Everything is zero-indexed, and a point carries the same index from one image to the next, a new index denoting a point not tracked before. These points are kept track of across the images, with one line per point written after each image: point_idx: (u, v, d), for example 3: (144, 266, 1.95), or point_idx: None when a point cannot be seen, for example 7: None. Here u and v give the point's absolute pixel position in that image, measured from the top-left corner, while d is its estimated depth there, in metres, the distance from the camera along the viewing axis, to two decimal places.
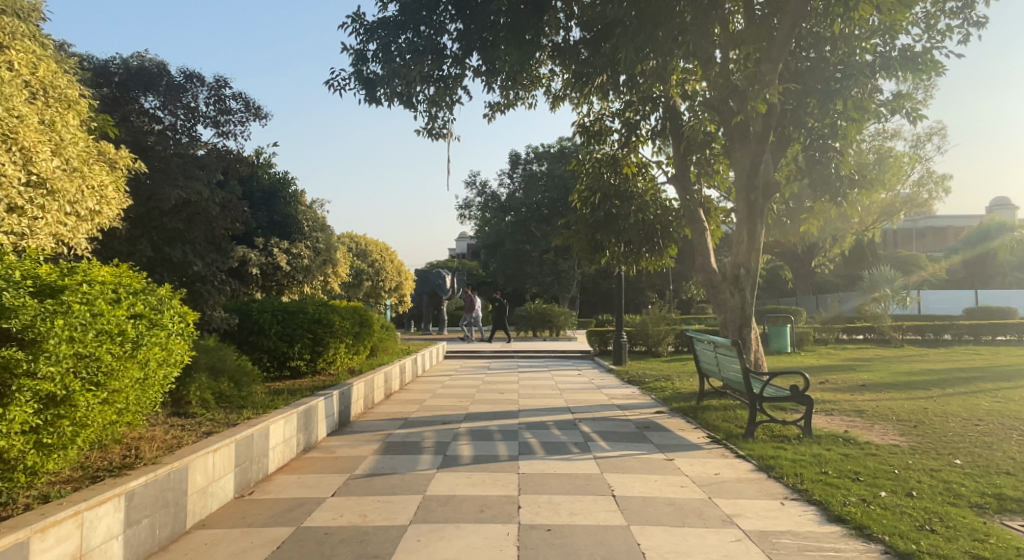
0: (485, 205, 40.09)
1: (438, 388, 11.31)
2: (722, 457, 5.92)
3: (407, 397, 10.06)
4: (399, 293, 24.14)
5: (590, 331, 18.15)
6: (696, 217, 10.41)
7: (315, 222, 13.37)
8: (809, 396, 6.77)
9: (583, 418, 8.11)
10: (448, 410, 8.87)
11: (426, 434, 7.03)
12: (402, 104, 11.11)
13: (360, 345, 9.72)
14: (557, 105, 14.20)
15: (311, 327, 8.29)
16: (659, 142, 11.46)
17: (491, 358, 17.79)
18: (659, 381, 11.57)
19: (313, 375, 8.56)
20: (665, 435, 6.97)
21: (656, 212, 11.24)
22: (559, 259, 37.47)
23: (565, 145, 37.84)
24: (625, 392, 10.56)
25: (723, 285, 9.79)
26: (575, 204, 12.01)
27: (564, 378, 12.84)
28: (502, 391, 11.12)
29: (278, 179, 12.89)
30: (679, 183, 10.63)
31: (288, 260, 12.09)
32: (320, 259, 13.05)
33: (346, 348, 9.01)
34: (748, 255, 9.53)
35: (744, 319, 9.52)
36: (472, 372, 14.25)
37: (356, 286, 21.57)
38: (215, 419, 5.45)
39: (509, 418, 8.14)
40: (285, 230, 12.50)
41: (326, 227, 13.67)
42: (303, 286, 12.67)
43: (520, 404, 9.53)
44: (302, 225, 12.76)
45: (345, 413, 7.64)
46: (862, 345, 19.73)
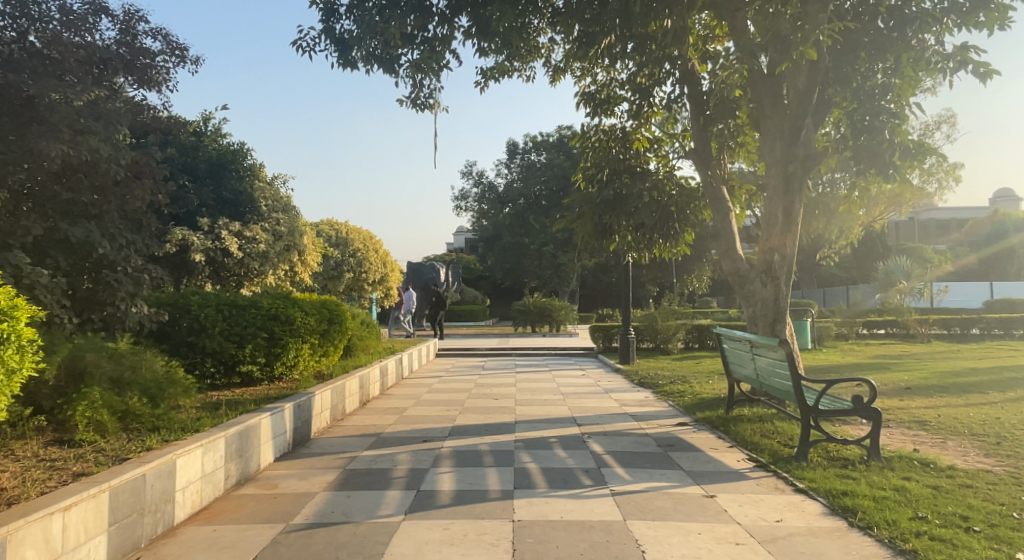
0: (482, 196, 38.82)
1: (424, 392, 9.94)
2: (777, 493, 4.56)
3: (387, 405, 8.70)
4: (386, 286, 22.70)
5: (594, 327, 16.82)
6: (719, 197, 9.06)
7: (274, 201, 11.95)
8: (878, 410, 5.41)
9: (593, 433, 6.75)
10: (431, 422, 7.50)
11: (399, 458, 5.66)
12: (382, 69, 9.76)
13: (331, 345, 8.31)
14: (558, 77, 12.81)
15: (264, 324, 6.96)
16: (674, 110, 10.01)
17: (487, 356, 16.45)
18: (675, 383, 10.22)
19: (267, 381, 7.23)
20: (696, 458, 5.61)
21: (673, 191, 9.78)
22: (559, 251, 36.18)
23: (564, 134, 36.58)
24: (638, 398, 9.20)
25: (755, 274, 8.41)
26: (577, 182, 10.62)
27: (568, 379, 11.48)
28: (497, 396, 9.77)
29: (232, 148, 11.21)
30: (699, 157, 9.28)
31: (238, 244, 10.85)
32: (281, 244, 11.66)
33: (310, 348, 7.65)
34: (783, 238, 8.14)
35: (778, 313, 8.14)
36: (465, 372, 12.87)
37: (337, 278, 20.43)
38: (103, 451, 4.09)
39: (503, 433, 6.79)
40: (236, 209, 11.25)
41: (289, 207, 12.25)
42: (260, 275, 11.38)
43: (517, 413, 8.18)
44: (257, 203, 11.52)
45: (302, 430, 6.26)
46: (886, 339, 18.41)
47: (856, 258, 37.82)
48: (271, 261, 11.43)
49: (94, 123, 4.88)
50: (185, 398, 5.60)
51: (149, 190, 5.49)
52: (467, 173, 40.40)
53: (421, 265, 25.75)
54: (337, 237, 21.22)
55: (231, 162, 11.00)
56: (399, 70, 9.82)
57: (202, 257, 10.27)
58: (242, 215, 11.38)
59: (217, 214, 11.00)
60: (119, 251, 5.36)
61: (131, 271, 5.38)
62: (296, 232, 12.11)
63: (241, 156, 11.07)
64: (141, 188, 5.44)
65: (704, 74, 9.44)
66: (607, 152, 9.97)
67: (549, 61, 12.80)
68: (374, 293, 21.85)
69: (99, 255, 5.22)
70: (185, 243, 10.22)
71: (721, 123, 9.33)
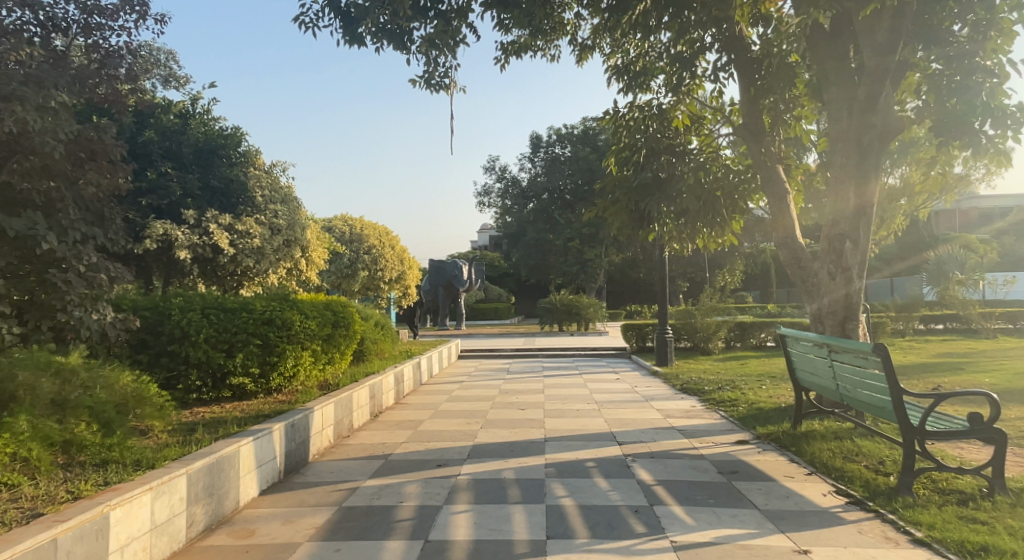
0: (505, 191, 37.88)
1: (443, 401, 9.00)
2: (892, 548, 3.51)
3: (401, 417, 7.78)
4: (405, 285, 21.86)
5: (626, 325, 15.78)
6: (775, 179, 8.03)
7: (273, 190, 10.76)
8: (1004, 431, 4.32)
9: (639, 454, 5.74)
10: (450, 439, 6.56)
11: (408, 491, 4.72)
12: (392, 45, 8.80)
13: (337, 350, 7.37)
14: (585, 56, 11.77)
15: (257, 330, 6.05)
16: (720, 82, 8.87)
17: (513, 357, 15.50)
18: (724, 391, 9.14)
19: (262, 394, 6.34)
20: (770, 492, 4.57)
21: (718, 173, 8.70)
22: (586, 247, 35.00)
23: (589, 126, 35.43)
24: (683, 408, 8.15)
25: (821, 262, 7.44)
26: (608, 167, 9.59)
27: (602, 384, 10.47)
28: (525, 404, 8.79)
29: (223, 134, 10.36)
30: (750, 132, 8.34)
31: (230, 239, 9.80)
32: (279, 239, 10.49)
33: (312, 355, 6.73)
34: (856, 223, 7.16)
35: (849, 308, 7.23)
36: (489, 376, 11.89)
37: (352, 277, 19.61)
38: (20, 500, 3.19)
39: (533, 454, 5.82)
40: (228, 199, 10.26)
41: (289, 198, 10.99)
42: (255, 273, 10.31)
43: (548, 427, 7.20)
44: (250, 193, 10.36)
45: (298, 454, 5.35)
46: (947, 337, 17.00)
47: (900, 249, 36.23)
48: (267, 259, 10.31)
49: (23, 88, 4.03)
50: (154, 421, 4.71)
51: (107, 173, 4.70)
52: (490, 168, 39.51)
53: (443, 262, 24.97)
54: (351, 233, 20.26)
55: (220, 147, 10.16)
56: (411, 46, 8.85)
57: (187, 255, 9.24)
58: (234, 207, 10.28)
59: (205, 205, 9.88)
60: (72, 247, 4.49)
61: (84, 270, 4.54)
62: (297, 225, 10.90)
63: (231, 140, 10.20)
64: (96, 170, 4.64)
65: (753, 37, 8.39)
66: (640, 131, 8.91)
67: (574, 39, 11.75)
68: (392, 292, 20.93)
69: (46, 251, 4.37)
70: (167, 238, 9.21)
71: (774, 95, 8.34)
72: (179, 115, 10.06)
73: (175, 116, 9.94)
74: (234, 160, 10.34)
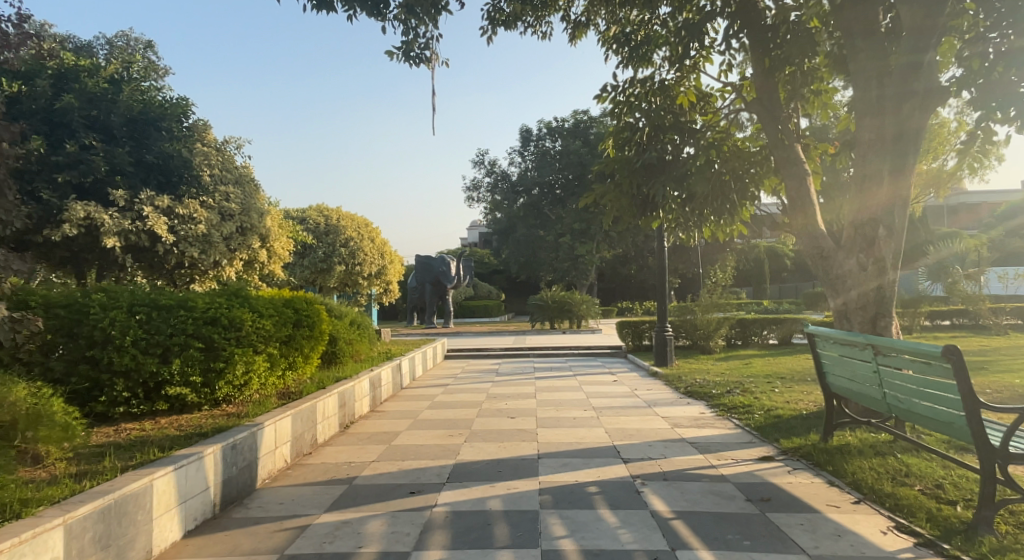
0: (495, 185, 36.95)
1: (424, 408, 8.10)
2: None
3: (375, 429, 6.89)
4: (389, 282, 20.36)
5: (621, 323, 14.92)
6: (793, 159, 7.22)
7: (223, 169, 9.70)
8: None
9: (650, 476, 4.89)
10: (429, 455, 5.67)
11: (372, 530, 3.84)
12: (365, 11, 7.46)
13: (304, 352, 6.48)
14: (579, 34, 10.85)
15: (198, 330, 5.15)
16: (729, 54, 8.06)
17: (502, 357, 14.62)
18: (734, 395, 8.31)
19: (207, 406, 5.42)
20: (817, 530, 3.72)
21: (728, 154, 7.85)
22: (577, 243, 33.41)
23: (580, 119, 34.62)
24: (692, 415, 7.28)
25: (848, 250, 6.66)
26: (606, 149, 8.67)
27: (599, 388, 9.60)
28: (515, 411, 7.91)
29: (164, 103, 8.88)
30: (766, 107, 7.51)
31: (171, 225, 8.70)
32: (229, 225, 9.49)
33: (269, 360, 5.79)
34: (890, 206, 6.42)
35: (880, 303, 6.47)
36: (476, 379, 11.01)
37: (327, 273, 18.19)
38: None
39: (525, 476, 4.94)
40: (166, 177, 8.96)
41: (243, 179, 9.99)
42: (205, 265, 9.32)
43: (542, 438, 6.34)
44: (192, 170, 9.11)
45: (242, 479, 4.44)
46: (955, 335, 16.34)
47: None
48: (218, 249, 9.29)
49: None
50: (49, 445, 3.75)
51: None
52: (478, 162, 38.59)
53: (430, 257, 24.12)
54: (326, 224, 18.33)
55: (160, 118, 8.80)
56: (386, 11, 7.49)
57: (118, 243, 8.12)
58: (172, 186, 9.03)
59: (137, 183, 8.59)
60: None
61: None
62: (251, 211, 9.95)
63: (171, 110, 8.82)
64: None
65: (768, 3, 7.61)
66: (642, 108, 7.99)
67: (567, 16, 10.83)
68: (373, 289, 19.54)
69: None
70: (92, 221, 7.99)
71: (791, 66, 7.50)
72: (110, 81, 8.61)
73: (105, 80, 8.46)
74: (175, 135, 8.96)
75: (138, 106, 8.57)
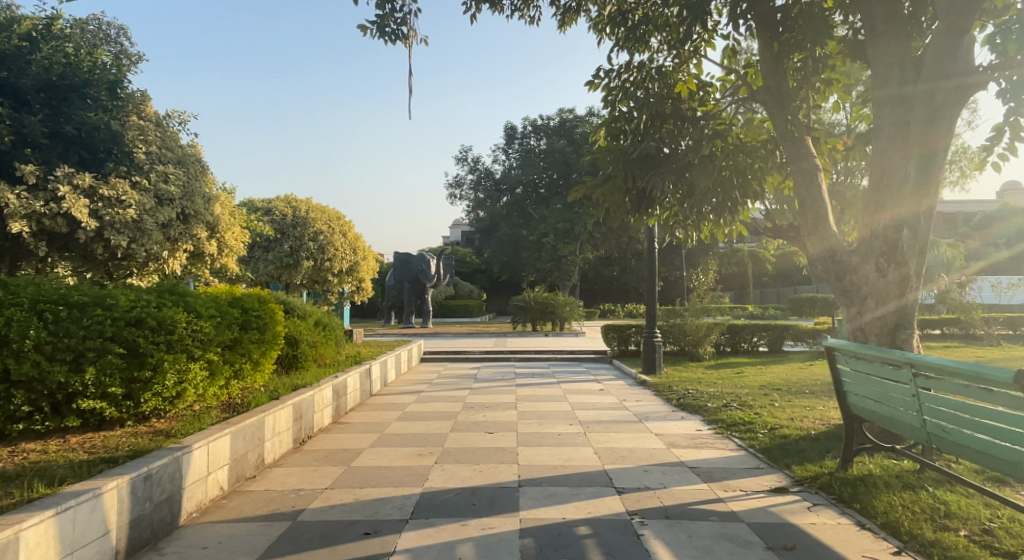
0: (478, 183, 36.09)
1: (392, 419, 7.34)
2: None
3: (335, 444, 6.11)
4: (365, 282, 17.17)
5: (606, 327, 14.25)
6: (803, 152, 6.55)
7: (155, 142, 7.06)
8: None
9: (650, 512, 4.18)
10: (392, 480, 4.91)
11: None
12: None
13: (255, 359, 5.69)
14: (568, 20, 10.10)
15: (118, 333, 4.35)
16: (734, 38, 7.38)
17: (481, 361, 13.87)
18: (731, 409, 7.65)
19: (130, 422, 4.64)
20: None
21: (732, 146, 7.15)
22: (560, 243, 32.63)
23: (567, 117, 33.93)
24: (688, 433, 6.57)
25: (866, 254, 6.01)
26: (597, 139, 7.93)
27: (585, 398, 8.88)
28: (493, 424, 7.17)
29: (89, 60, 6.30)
30: (775, 96, 6.82)
31: (96, 212, 6.42)
32: (171, 213, 7.05)
33: (208, 368, 4.98)
34: (915, 206, 5.76)
35: (901, 313, 5.82)
36: (453, 385, 10.25)
37: (293, 268, 15.15)
38: None
39: (502, 511, 4.21)
40: (71, 149, 6.33)
41: (175, 155, 7.23)
42: (139, 260, 7.04)
43: (523, 459, 5.61)
44: (105, 146, 6.46)
45: (156, 517, 3.66)
46: (948, 345, 15.91)
47: None
48: (155, 239, 6.94)
49: None
50: None
51: None
52: (461, 159, 37.76)
53: (410, 255, 23.28)
54: (295, 216, 15.54)
55: (85, 83, 6.23)
56: None
57: (25, 230, 5.99)
58: (98, 164, 6.58)
59: (53, 158, 6.18)
60: None
61: None
62: (194, 194, 7.38)
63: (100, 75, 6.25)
64: None
65: None
66: (637, 95, 7.29)
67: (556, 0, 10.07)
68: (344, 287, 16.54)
69: None
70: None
71: (803, 54, 6.83)
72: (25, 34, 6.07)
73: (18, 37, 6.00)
74: (83, 96, 6.21)
75: (56, 67, 6.01)
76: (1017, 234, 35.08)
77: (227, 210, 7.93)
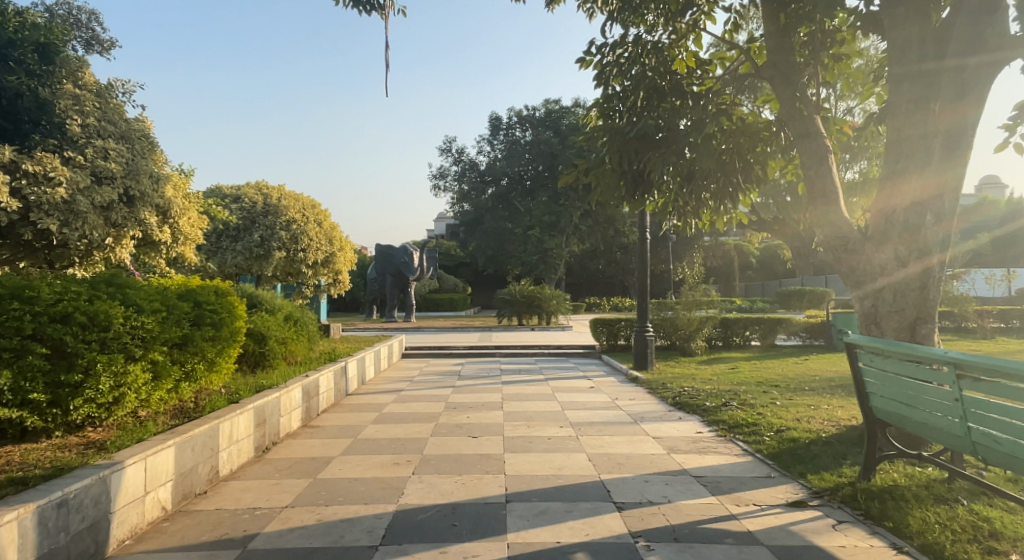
0: (462, 174, 35.39)
1: (368, 422, 6.77)
2: None
3: (302, 452, 5.53)
4: (342, 274, 16.42)
5: (595, 321, 13.76)
6: (813, 132, 6.04)
7: (95, 113, 6.26)
8: None
9: (656, 534, 3.67)
10: (364, 496, 4.35)
11: None
12: None
13: (211, 359, 5.07)
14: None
15: (38, 330, 3.76)
16: (736, 12, 6.87)
17: (465, 357, 13.30)
18: (731, 409, 7.15)
19: (59, 433, 4.03)
20: None
21: (735, 125, 6.63)
22: (546, 235, 32.03)
23: (553, 108, 33.37)
24: (689, 437, 6.06)
25: (881, 240, 5.54)
26: (589, 120, 7.37)
27: (575, 397, 8.36)
28: (478, 426, 6.60)
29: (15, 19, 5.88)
30: (783, 72, 6.30)
31: (16, 187, 5.64)
32: (109, 192, 6.18)
33: (151, 370, 4.37)
34: (940, 189, 5.29)
35: (921, 306, 5.34)
36: (435, 383, 9.68)
37: (264, 258, 14.43)
38: None
39: (487, 533, 3.68)
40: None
41: (118, 127, 6.45)
42: (76, 247, 6.19)
43: (511, 468, 5.06)
44: (27, 110, 5.87)
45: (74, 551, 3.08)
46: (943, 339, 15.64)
47: None
48: (93, 222, 6.06)
49: None
50: None
51: None
52: (445, 151, 37.09)
53: (392, 247, 22.66)
54: (266, 204, 14.81)
55: (9, 44, 5.79)
56: None
57: None
58: (24, 136, 5.97)
59: None
60: None
61: None
62: (141, 172, 6.50)
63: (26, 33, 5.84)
64: None
65: None
66: (633, 72, 6.73)
67: None
68: (319, 279, 15.83)
69: None
70: None
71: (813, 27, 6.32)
72: None
73: None
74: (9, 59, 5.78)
75: None
76: (999, 227, 35.38)
77: (180, 192, 7.20)
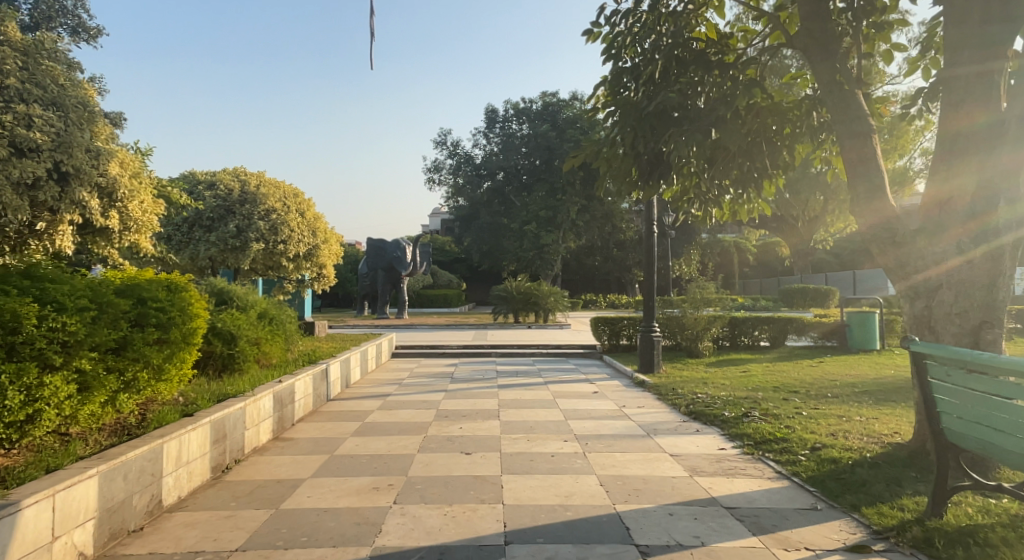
0: (457, 168, 34.52)
1: (347, 434, 6.01)
2: None
3: (268, 472, 4.77)
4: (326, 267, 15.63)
5: (596, 319, 13.03)
6: (855, 109, 5.29)
7: (17, 73, 5.49)
8: None
9: None
10: (333, 533, 3.61)
11: None
12: None
13: (158, 368, 4.30)
14: None
15: None
16: None
17: (458, 357, 12.54)
18: (753, 420, 6.42)
19: None
20: None
21: (762, 103, 5.87)
22: (542, 231, 31.29)
23: (550, 100, 32.57)
24: (711, 455, 5.33)
25: (938, 232, 4.80)
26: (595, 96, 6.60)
27: (579, 404, 7.62)
28: (471, 440, 5.85)
29: None
30: (820, 43, 5.53)
31: None
32: (32, 164, 5.40)
33: (77, 382, 3.61)
34: (1011, 172, 4.55)
35: (989, 308, 4.60)
36: (426, 386, 8.93)
37: (241, 250, 13.60)
38: None
39: None
40: None
41: (46, 91, 5.66)
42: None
43: (509, 494, 4.32)
44: None
45: None
46: None
47: None
48: (12, 199, 5.28)
49: None
50: None
51: None
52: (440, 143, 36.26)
53: (384, 241, 21.90)
54: (243, 192, 13.93)
55: None
56: None
57: None
58: None
59: None
60: None
61: None
62: (75, 144, 5.71)
63: None
64: None
65: None
66: (645, 41, 5.96)
67: None
68: (302, 272, 15.04)
69: None
70: None
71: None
72: None
73: None
74: None
75: None
76: None
77: (127, 171, 6.41)
